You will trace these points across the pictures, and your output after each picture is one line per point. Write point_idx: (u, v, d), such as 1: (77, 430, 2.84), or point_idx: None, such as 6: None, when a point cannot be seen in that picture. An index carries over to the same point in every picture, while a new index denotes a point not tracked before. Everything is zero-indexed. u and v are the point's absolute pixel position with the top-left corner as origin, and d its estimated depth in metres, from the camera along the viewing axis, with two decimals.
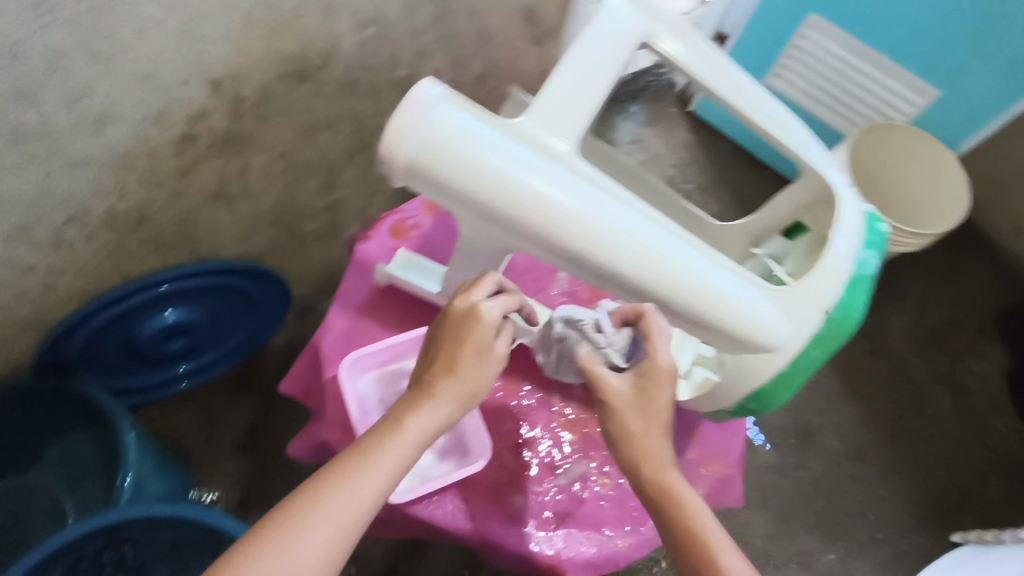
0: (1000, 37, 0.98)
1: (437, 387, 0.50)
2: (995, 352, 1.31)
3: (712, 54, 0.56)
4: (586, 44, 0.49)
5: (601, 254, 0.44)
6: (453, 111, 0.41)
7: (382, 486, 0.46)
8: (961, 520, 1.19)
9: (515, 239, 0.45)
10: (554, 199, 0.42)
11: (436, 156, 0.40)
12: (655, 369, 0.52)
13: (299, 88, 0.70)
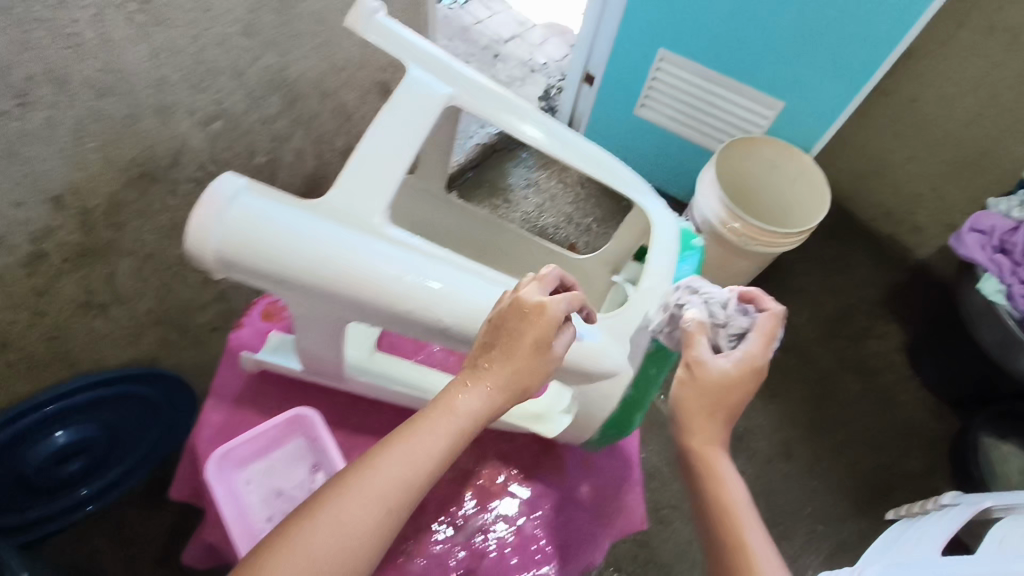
0: (819, 46, 1.07)
1: (493, 378, 0.47)
2: (890, 330, 1.41)
3: (523, 116, 0.68)
4: (387, 122, 0.56)
5: (426, 314, 0.47)
6: (250, 203, 0.43)
7: (429, 470, 0.45)
8: (889, 497, 1.25)
9: (346, 314, 0.48)
10: (365, 259, 0.46)
11: (242, 249, 0.43)
12: (743, 359, 0.55)
13: (153, 189, 0.69)
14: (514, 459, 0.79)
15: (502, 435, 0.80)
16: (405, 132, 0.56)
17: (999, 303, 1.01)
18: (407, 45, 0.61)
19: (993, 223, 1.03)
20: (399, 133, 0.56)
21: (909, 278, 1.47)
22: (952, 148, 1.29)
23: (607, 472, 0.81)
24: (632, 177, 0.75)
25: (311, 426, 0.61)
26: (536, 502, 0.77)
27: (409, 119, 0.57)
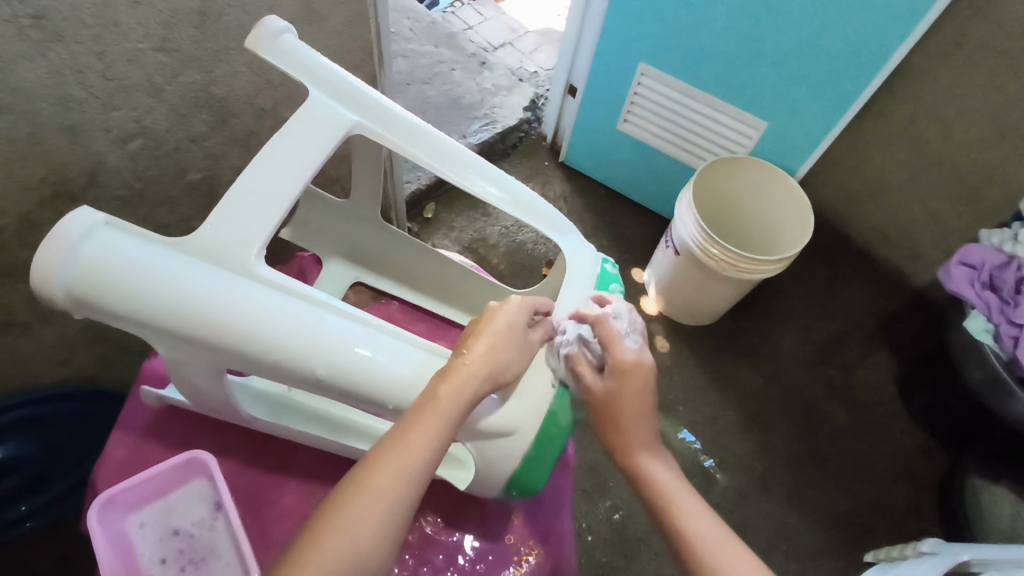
0: (800, 67, 1.03)
1: (471, 371, 0.50)
2: (881, 361, 1.34)
3: (437, 143, 0.63)
4: (276, 153, 0.53)
5: (297, 359, 0.46)
6: (110, 236, 0.41)
7: (425, 461, 0.46)
8: (873, 537, 1.17)
9: (212, 355, 0.46)
10: (234, 303, 0.44)
11: (97, 282, 0.40)
12: (625, 366, 0.59)
13: (70, 210, 0.66)
14: (431, 504, 0.71)
15: None
16: (291, 165, 0.53)
17: (986, 342, 0.97)
18: (310, 67, 0.57)
19: (982, 257, 1.01)
20: (283, 165, 0.53)
21: (905, 304, 1.40)
22: (949, 172, 1.23)
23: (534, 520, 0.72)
24: (555, 214, 0.71)
25: (209, 467, 0.58)
26: (449, 554, 0.69)
27: (300, 148, 0.54)
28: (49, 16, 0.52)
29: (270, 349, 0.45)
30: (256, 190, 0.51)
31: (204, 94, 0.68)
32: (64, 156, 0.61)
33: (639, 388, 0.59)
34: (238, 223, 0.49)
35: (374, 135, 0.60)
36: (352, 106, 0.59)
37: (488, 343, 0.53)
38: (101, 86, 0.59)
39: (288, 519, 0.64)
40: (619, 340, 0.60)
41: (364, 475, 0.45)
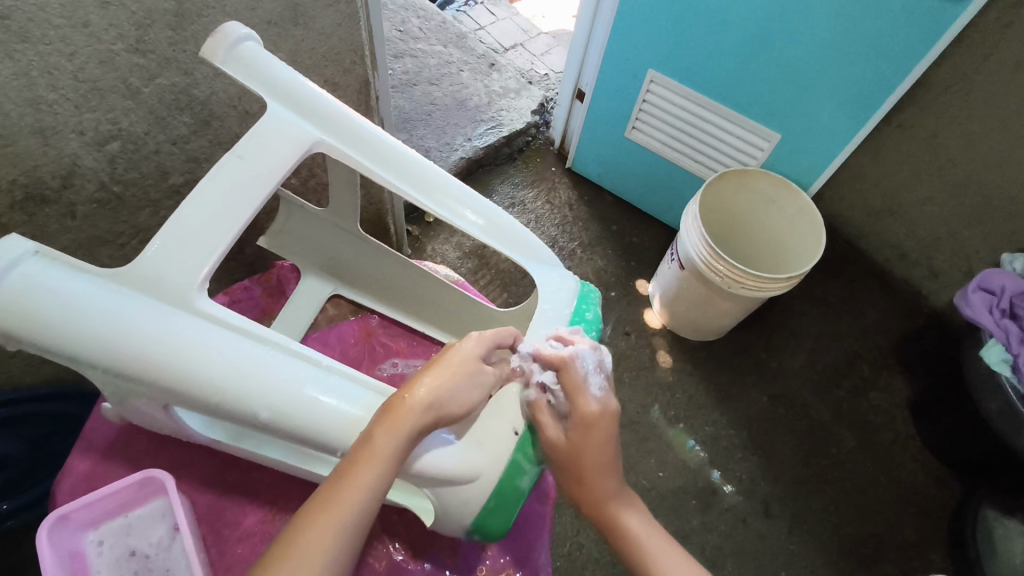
0: (814, 77, 0.98)
1: (412, 411, 0.48)
2: (894, 384, 1.28)
3: (408, 163, 0.61)
4: (232, 173, 0.52)
5: (234, 402, 0.43)
6: (41, 266, 0.40)
7: (371, 499, 0.46)
8: (879, 569, 1.12)
9: (146, 391, 0.44)
10: (166, 340, 0.42)
11: (17, 313, 0.38)
12: (591, 415, 0.57)
13: (43, 212, 0.64)
14: (401, 530, 0.69)
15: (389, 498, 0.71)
16: (244, 184, 0.51)
17: (1003, 373, 0.92)
18: (270, 81, 0.55)
19: (1003, 283, 0.97)
20: (236, 183, 0.51)
21: (922, 327, 1.35)
22: (972, 190, 1.17)
23: (505, 554, 0.69)
24: (532, 240, 0.68)
25: (167, 487, 0.56)
26: None
27: (255, 166, 0.52)
28: (12, 16, 0.50)
29: (206, 390, 0.43)
30: (204, 212, 0.49)
31: (184, 96, 0.66)
32: (36, 158, 0.60)
33: (605, 438, 0.57)
34: (183, 246, 0.47)
35: (339, 153, 0.58)
36: (315, 122, 0.57)
37: (439, 377, 0.51)
38: (74, 87, 0.57)
39: (251, 541, 0.63)
40: (585, 389, 0.57)
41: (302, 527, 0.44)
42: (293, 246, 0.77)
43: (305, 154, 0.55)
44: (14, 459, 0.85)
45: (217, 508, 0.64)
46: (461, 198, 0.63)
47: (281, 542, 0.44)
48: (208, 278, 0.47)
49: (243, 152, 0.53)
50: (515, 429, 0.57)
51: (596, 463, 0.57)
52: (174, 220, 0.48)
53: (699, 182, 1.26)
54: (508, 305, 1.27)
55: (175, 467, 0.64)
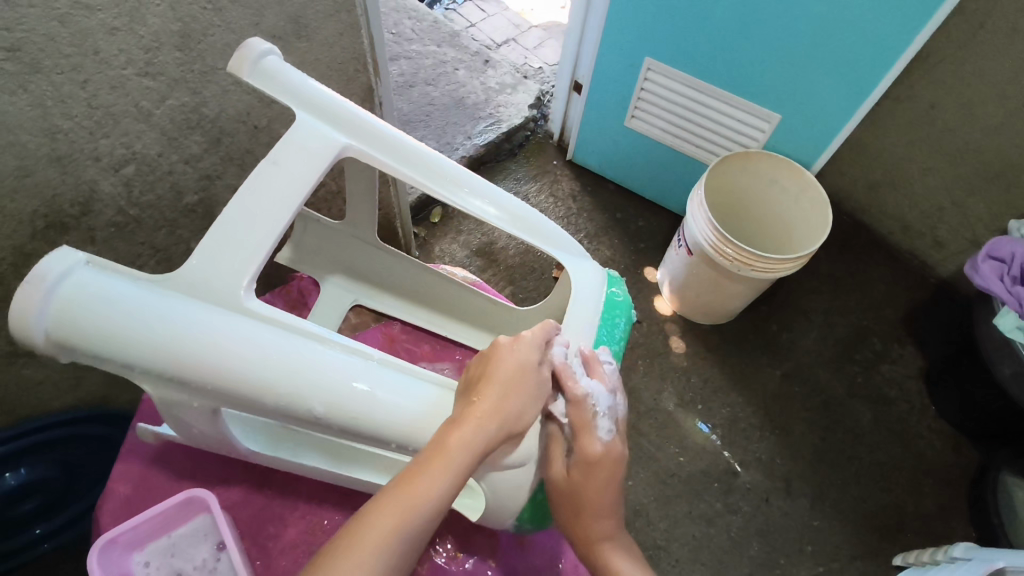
0: (812, 56, 0.99)
1: (478, 424, 0.49)
2: (906, 355, 1.30)
3: (431, 159, 0.62)
4: (269, 177, 0.52)
5: (291, 399, 0.45)
6: (93, 278, 0.42)
7: (433, 505, 0.47)
8: (902, 539, 1.13)
9: (205, 394, 0.45)
10: (219, 346, 0.43)
11: (73, 325, 0.40)
12: (595, 459, 0.56)
13: (65, 239, 0.65)
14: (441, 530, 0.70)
15: None
16: (282, 189, 0.51)
17: (1018, 339, 0.93)
18: (294, 85, 0.56)
19: (1012, 251, 0.98)
20: (273, 188, 0.51)
21: (930, 297, 1.35)
22: (973, 159, 1.18)
23: (547, 553, 0.71)
24: (554, 230, 0.68)
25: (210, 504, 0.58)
26: None
27: (290, 170, 0.53)
28: (24, 48, 0.50)
29: (263, 390, 0.44)
30: (245, 218, 0.49)
31: (194, 116, 0.66)
32: (56, 187, 0.60)
33: (605, 481, 0.57)
34: (227, 254, 0.47)
35: (366, 155, 0.58)
36: (342, 122, 0.57)
37: (504, 393, 0.51)
38: (87, 115, 0.58)
39: (294, 552, 0.64)
40: (594, 430, 0.57)
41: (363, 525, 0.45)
42: (309, 258, 0.78)
43: (337, 156, 0.56)
44: (49, 483, 0.87)
45: (259, 521, 0.65)
46: (484, 192, 0.64)
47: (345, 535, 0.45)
48: (253, 283, 0.48)
49: (277, 158, 0.53)
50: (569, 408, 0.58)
51: (593, 487, 0.57)
52: (218, 225, 0.48)
53: (702, 167, 1.26)
54: (519, 300, 1.28)
55: (214, 483, 0.65)
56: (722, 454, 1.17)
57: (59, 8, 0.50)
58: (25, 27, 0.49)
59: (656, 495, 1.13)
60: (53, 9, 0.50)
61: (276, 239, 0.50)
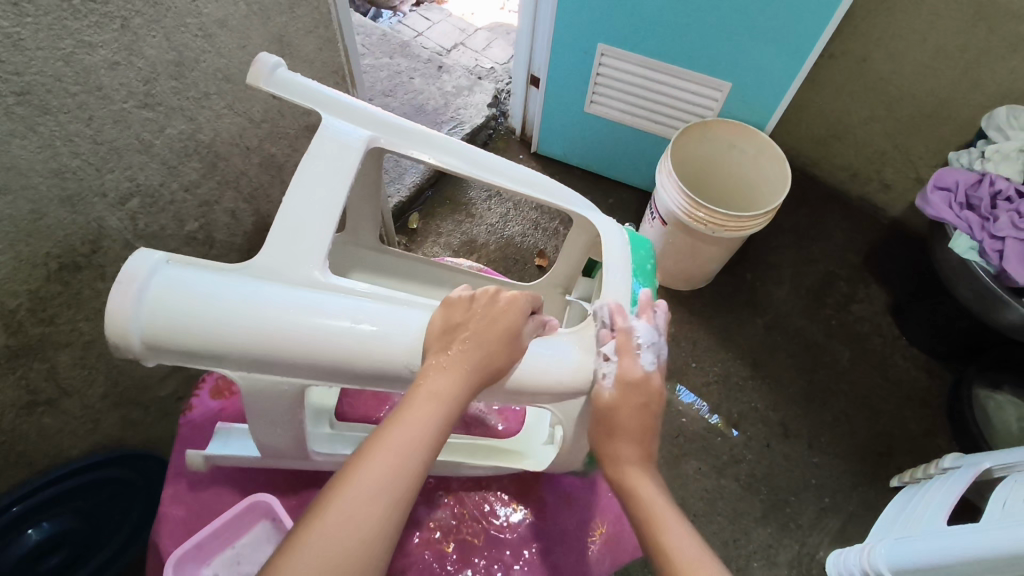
0: (751, 25, 1.05)
1: (462, 358, 0.51)
2: (872, 293, 1.38)
3: (448, 143, 0.69)
4: (314, 167, 0.60)
5: (367, 351, 0.50)
6: (170, 272, 0.49)
7: (434, 420, 0.49)
8: (895, 462, 1.21)
9: (289, 369, 0.51)
10: (291, 312, 0.50)
11: (161, 316, 0.47)
12: (634, 386, 0.57)
13: (78, 278, 0.65)
14: (491, 501, 0.77)
15: (473, 481, 0.78)
16: (328, 176, 0.60)
17: (973, 259, 1.01)
18: (309, 94, 0.63)
19: (956, 179, 1.07)
20: (318, 182, 0.59)
21: (886, 237, 1.45)
22: (908, 102, 1.27)
23: (591, 505, 0.77)
24: (563, 191, 0.75)
25: (273, 507, 0.63)
26: (517, 548, 0.74)
27: (330, 167, 0.60)
28: (33, 91, 0.51)
29: (340, 345, 0.50)
30: (304, 207, 0.58)
31: (191, 142, 0.69)
32: (66, 228, 0.61)
33: (639, 405, 0.57)
34: (291, 244, 0.56)
35: (385, 143, 0.65)
36: (366, 122, 0.65)
37: (486, 328, 0.53)
38: (93, 151, 0.59)
39: None
40: (635, 354, 0.58)
41: (369, 449, 0.46)
42: None
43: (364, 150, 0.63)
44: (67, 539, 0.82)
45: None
46: (496, 165, 0.71)
47: (351, 461, 0.46)
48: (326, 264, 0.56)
49: (315, 157, 0.60)
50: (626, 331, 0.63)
51: (638, 409, 0.57)
52: (280, 218, 0.56)
53: (662, 141, 1.33)
54: None
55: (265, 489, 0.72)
56: (710, 420, 1.22)
57: (64, 47, 0.52)
58: (33, 70, 0.50)
59: (666, 457, 1.18)
60: (58, 49, 0.51)
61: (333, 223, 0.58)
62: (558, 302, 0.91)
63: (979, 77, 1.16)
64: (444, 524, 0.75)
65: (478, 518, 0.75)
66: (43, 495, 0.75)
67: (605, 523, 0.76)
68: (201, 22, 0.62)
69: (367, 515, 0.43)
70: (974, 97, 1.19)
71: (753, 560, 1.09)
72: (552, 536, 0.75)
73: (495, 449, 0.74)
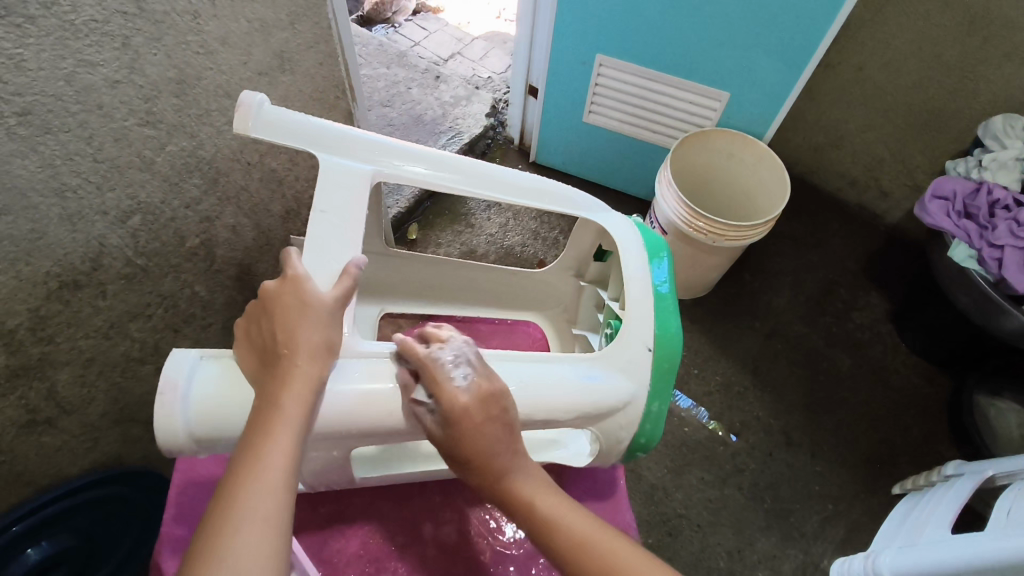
0: (749, 35, 1.05)
1: (281, 373, 0.48)
2: (872, 301, 1.39)
3: (462, 164, 0.70)
4: (336, 199, 0.60)
5: (429, 408, 0.54)
6: (207, 380, 0.51)
7: (279, 462, 0.45)
8: (898, 469, 1.20)
9: (356, 435, 0.54)
10: (347, 388, 0.52)
11: (207, 422, 0.51)
12: (459, 416, 0.51)
13: (79, 296, 0.64)
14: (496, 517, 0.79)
15: (479, 493, 0.81)
16: (351, 208, 0.60)
17: (972, 268, 1.01)
18: (302, 130, 0.62)
19: (953, 188, 1.07)
20: (334, 236, 0.58)
21: (884, 244, 1.46)
22: (904, 110, 1.28)
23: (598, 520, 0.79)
24: (578, 198, 0.76)
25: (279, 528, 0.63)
26: (524, 563, 0.76)
27: (341, 213, 0.59)
28: (34, 111, 0.51)
29: (401, 408, 0.53)
30: (325, 234, 0.58)
31: (193, 158, 0.69)
32: (67, 247, 0.60)
33: (483, 424, 0.52)
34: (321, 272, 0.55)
35: (395, 176, 0.66)
36: (366, 157, 0.64)
37: (302, 321, 0.51)
38: (95, 169, 0.58)
39: (358, 561, 0.74)
40: (446, 383, 0.52)
41: (229, 497, 0.43)
42: None
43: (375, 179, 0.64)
44: (67, 558, 0.80)
45: (322, 540, 0.75)
46: (512, 181, 0.72)
47: (213, 518, 0.42)
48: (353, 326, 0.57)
49: (324, 207, 0.59)
50: (647, 346, 0.65)
51: (469, 433, 0.51)
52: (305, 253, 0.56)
53: (661, 151, 1.33)
54: None
55: None
56: (706, 421, 1.23)
57: (65, 67, 0.52)
58: (34, 90, 0.50)
59: (668, 467, 1.17)
60: (60, 68, 0.51)
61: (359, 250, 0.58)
62: (570, 282, 0.94)
63: (975, 85, 1.16)
64: (451, 541, 0.77)
65: (486, 533, 0.78)
66: (47, 512, 0.74)
67: None
68: (202, 39, 0.63)
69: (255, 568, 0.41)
70: (970, 105, 1.19)
71: (757, 571, 1.09)
72: None
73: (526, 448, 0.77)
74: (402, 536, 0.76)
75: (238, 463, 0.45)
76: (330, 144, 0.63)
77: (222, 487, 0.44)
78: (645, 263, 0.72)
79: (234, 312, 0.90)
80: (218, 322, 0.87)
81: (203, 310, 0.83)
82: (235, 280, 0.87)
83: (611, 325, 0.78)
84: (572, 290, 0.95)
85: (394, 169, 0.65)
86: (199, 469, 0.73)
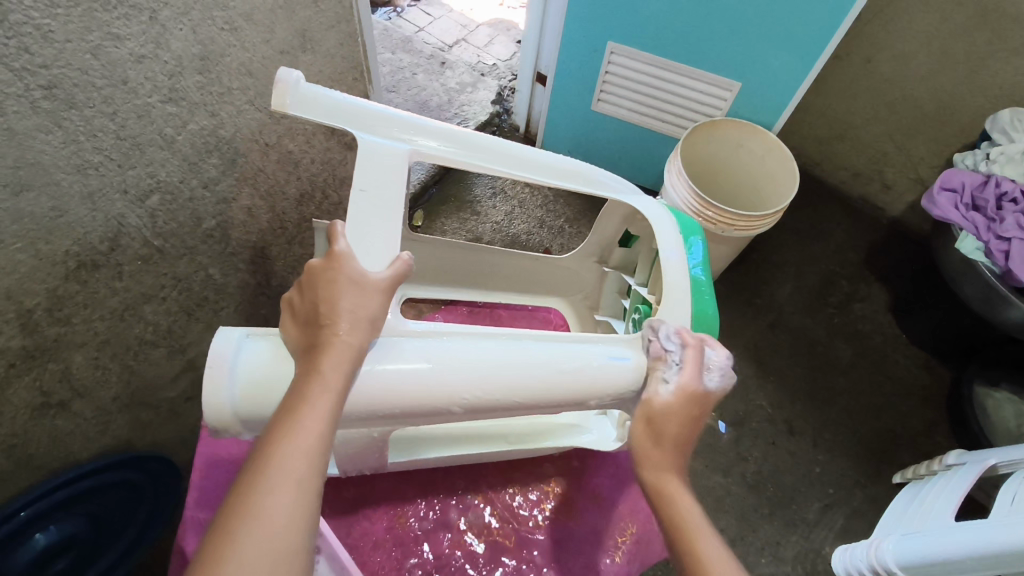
0: (761, 25, 1.05)
1: (329, 342, 0.48)
2: (873, 293, 1.40)
3: (490, 143, 0.69)
4: (371, 178, 0.60)
5: (471, 389, 0.54)
6: (247, 358, 0.51)
7: (325, 421, 0.45)
8: (897, 459, 1.22)
9: (407, 417, 0.55)
10: (400, 371, 0.52)
11: (249, 396, 0.51)
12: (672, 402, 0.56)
13: (96, 276, 0.63)
14: (521, 501, 0.81)
15: (503, 479, 0.83)
16: (386, 188, 0.59)
17: (979, 260, 1.02)
18: (336, 107, 0.62)
19: (962, 181, 1.08)
20: (371, 215, 0.57)
21: (886, 237, 1.47)
22: (911, 103, 1.29)
23: (620, 506, 0.81)
24: (606, 179, 0.75)
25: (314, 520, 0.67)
26: (545, 550, 0.77)
27: (378, 193, 0.59)
28: (60, 84, 0.50)
29: (448, 389, 0.53)
30: (363, 212, 0.57)
31: (212, 139, 0.68)
32: (86, 225, 0.58)
33: (686, 417, 0.56)
34: (366, 250, 0.55)
35: (426, 156, 0.65)
36: (398, 136, 0.64)
37: (342, 294, 0.50)
38: (116, 146, 0.57)
39: (384, 548, 0.76)
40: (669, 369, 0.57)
41: (264, 457, 0.42)
42: None
43: (409, 159, 0.63)
44: (72, 546, 0.78)
45: (347, 523, 0.77)
46: (538, 159, 0.71)
47: (248, 473, 0.41)
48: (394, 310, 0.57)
49: (363, 186, 0.59)
50: (683, 326, 0.65)
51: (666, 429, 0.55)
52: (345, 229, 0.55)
53: (670, 140, 1.33)
54: None
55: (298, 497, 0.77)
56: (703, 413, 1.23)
57: (92, 40, 0.50)
58: (60, 63, 0.49)
59: None
60: (86, 41, 0.50)
61: (398, 229, 0.57)
62: (593, 269, 0.94)
63: (983, 79, 1.17)
64: (474, 532, 0.78)
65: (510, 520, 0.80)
66: (53, 498, 0.72)
67: (633, 524, 0.80)
68: (227, 15, 0.62)
69: (289, 529, 0.39)
70: (977, 99, 1.20)
71: (760, 557, 1.10)
72: (582, 540, 0.79)
73: (547, 430, 0.78)
74: (426, 522, 0.78)
75: (277, 420, 0.44)
76: (358, 120, 0.63)
77: (257, 446, 0.43)
78: (680, 246, 0.72)
79: (247, 296, 0.89)
80: (231, 306, 0.86)
81: (218, 294, 0.82)
82: (249, 263, 0.86)
83: (639, 310, 0.79)
84: (595, 279, 0.95)
85: (427, 148, 0.65)
86: (222, 454, 0.76)
